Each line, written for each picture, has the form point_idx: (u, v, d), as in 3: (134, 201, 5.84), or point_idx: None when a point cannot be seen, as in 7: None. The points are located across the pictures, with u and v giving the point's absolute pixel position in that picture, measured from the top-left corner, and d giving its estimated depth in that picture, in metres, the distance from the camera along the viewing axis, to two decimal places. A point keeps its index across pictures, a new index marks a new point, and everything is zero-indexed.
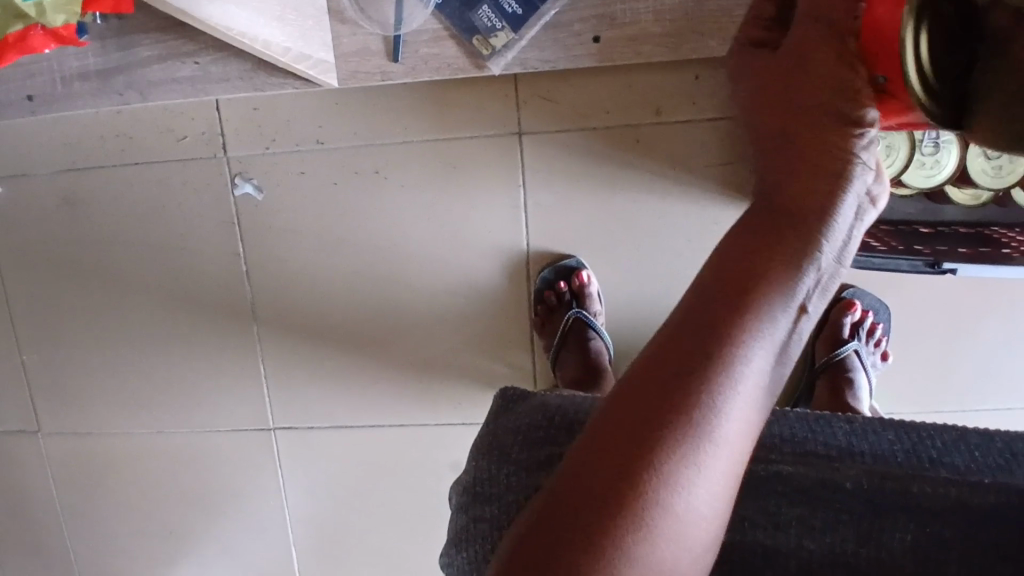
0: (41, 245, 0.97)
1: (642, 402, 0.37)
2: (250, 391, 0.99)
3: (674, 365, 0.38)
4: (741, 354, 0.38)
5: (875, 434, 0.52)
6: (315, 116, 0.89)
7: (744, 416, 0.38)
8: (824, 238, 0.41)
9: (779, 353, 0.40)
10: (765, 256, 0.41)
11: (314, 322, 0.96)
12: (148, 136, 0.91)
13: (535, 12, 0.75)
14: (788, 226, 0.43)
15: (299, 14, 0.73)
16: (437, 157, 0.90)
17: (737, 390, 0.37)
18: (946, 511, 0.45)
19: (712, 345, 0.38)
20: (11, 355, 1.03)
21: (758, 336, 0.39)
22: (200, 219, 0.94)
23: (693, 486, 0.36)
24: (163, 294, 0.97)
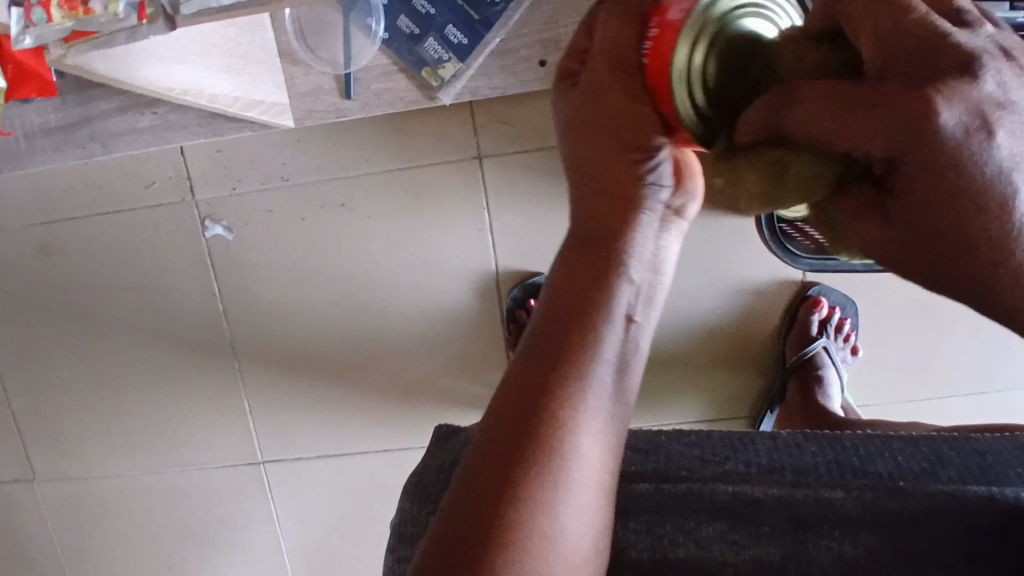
0: (22, 296, 0.99)
1: (499, 444, 0.38)
2: (235, 426, 1.01)
3: (521, 405, 0.39)
4: (584, 382, 0.39)
5: (798, 449, 0.54)
6: (278, 153, 0.91)
7: (597, 436, 0.39)
8: (647, 258, 0.42)
9: (620, 373, 0.41)
10: (584, 287, 0.41)
11: (293, 355, 0.98)
12: (117, 183, 0.93)
13: (480, 40, 0.76)
14: (597, 253, 0.41)
15: (248, 61, 0.74)
16: (401, 185, 0.91)
17: (584, 414, 0.39)
18: (865, 516, 0.45)
19: (554, 375, 0.39)
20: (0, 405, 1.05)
21: (596, 357, 0.40)
22: (174, 261, 0.95)
23: (559, 516, 0.37)
24: (144, 337, 0.99)
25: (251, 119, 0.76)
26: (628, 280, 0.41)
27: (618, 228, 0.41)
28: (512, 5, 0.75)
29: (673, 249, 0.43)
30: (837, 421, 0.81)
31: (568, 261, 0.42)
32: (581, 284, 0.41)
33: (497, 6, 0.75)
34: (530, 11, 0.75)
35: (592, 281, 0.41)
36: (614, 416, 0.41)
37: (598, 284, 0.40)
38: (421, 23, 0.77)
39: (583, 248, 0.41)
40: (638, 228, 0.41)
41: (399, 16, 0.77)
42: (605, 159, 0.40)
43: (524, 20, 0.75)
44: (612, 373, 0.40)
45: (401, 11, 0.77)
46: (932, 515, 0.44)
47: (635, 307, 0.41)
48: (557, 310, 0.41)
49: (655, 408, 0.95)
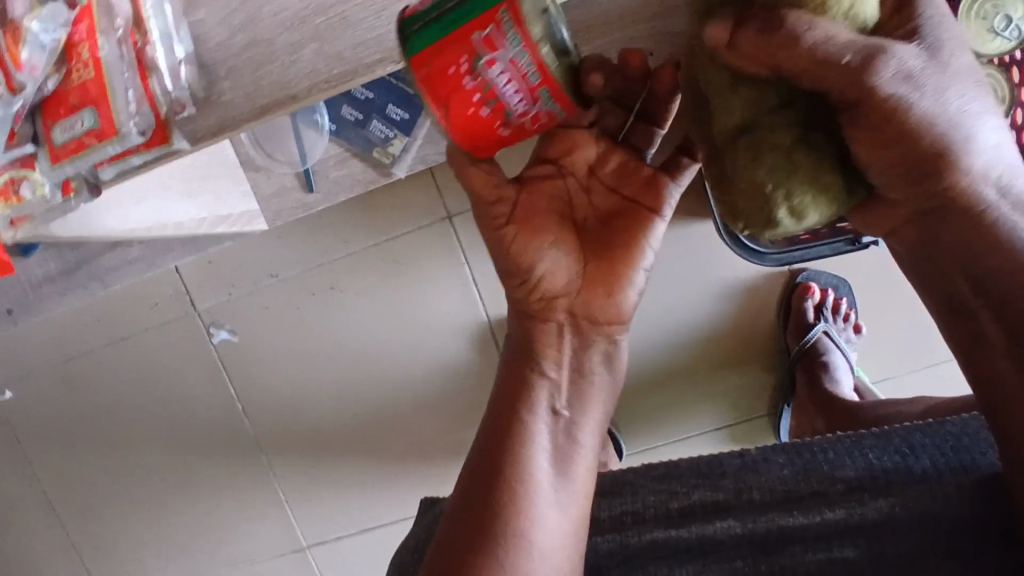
0: (57, 433, 1.04)
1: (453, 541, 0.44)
2: (275, 516, 1.04)
3: (468, 503, 0.45)
4: (522, 476, 0.44)
5: (767, 462, 0.53)
6: (264, 252, 0.96)
7: (550, 523, 0.44)
8: (564, 360, 0.47)
9: (562, 461, 0.46)
10: (512, 394, 0.47)
11: (315, 438, 1.01)
12: (123, 310, 0.99)
13: (420, 112, 0.81)
14: (520, 358, 0.47)
15: (210, 182, 0.78)
16: (381, 258, 0.95)
17: (529, 502, 0.44)
18: (837, 534, 0.46)
19: (496, 474, 0.45)
20: (59, 539, 1.10)
21: (530, 451, 0.45)
22: (189, 372, 1.00)
23: None
24: (176, 449, 1.03)
25: (225, 231, 0.82)
26: (547, 379, 0.47)
27: (528, 337, 0.47)
28: None
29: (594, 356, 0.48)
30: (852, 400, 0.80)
31: (507, 367, 0.48)
32: (513, 383, 0.47)
33: None
34: None
35: (517, 382, 0.47)
36: (565, 502, 0.45)
37: (521, 386, 0.46)
38: (363, 108, 0.81)
39: (514, 352, 0.48)
40: (544, 334, 0.47)
41: (342, 106, 0.81)
42: (505, 258, 0.46)
43: None
44: (551, 460, 0.46)
45: (344, 101, 0.81)
46: (904, 525, 0.44)
47: (563, 400, 0.47)
48: (500, 410, 0.47)
49: (673, 422, 0.95)
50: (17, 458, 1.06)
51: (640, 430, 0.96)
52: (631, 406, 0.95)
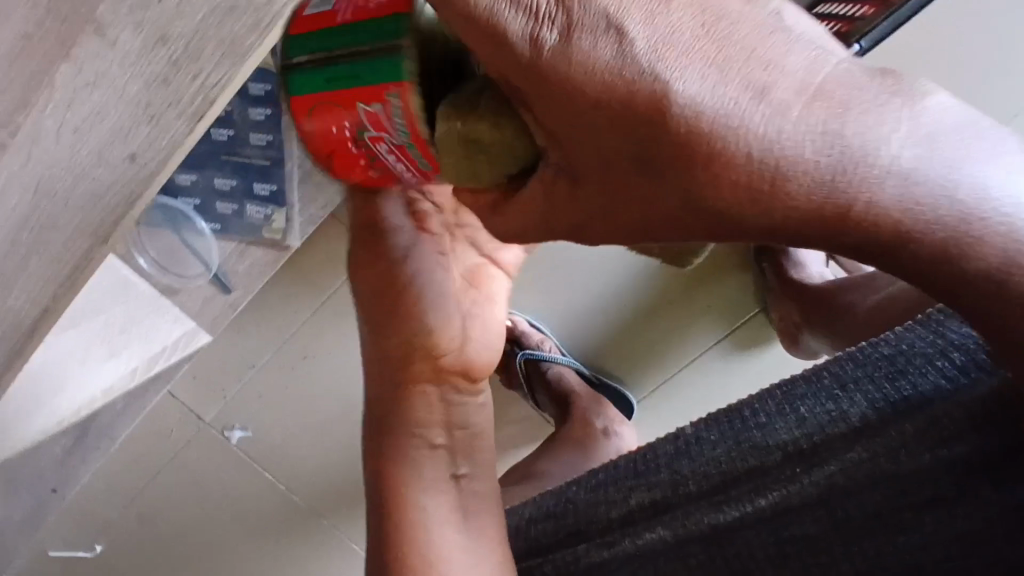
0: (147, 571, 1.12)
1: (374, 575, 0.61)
2: (359, 565, 1.10)
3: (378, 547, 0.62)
4: (421, 487, 0.63)
5: (704, 442, 0.62)
6: (234, 350, 0.99)
7: (460, 538, 0.61)
8: (438, 401, 0.66)
9: (458, 488, 0.64)
10: (394, 416, 0.65)
11: (359, 488, 1.06)
12: (145, 449, 1.04)
13: (284, 178, 0.79)
14: (395, 393, 0.66)
15: (125, 332, 0.77)
16: (335, 313, 0.96)
17: (441, 519, 0.62)
18: (778, 510, 0.52)
19: (402, 488, 0.63)
20: None
21: (423, 476, 0.63)
22: (227, 475, 1.06)
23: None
24: (250, 543, 1.10)
25: (162, 367, 0.80)
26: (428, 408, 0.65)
27: (397, 380, 0.66)
28: (285, 138, 0.77)
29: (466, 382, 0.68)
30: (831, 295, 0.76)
31: (383, 389, 0.66)
32: (394, 401, 0.66)
33: (275, 144, 0.78)
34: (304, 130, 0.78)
35: (397, 417, 0.65)
36: (471, 526, 0.63)
37: (405, 423, 0.65)
38: (233, 198, 0.80)
39: (387, 381, 0.66)
40: (412, 371, 0.66)
41: (215, 203, 0.81)
42: (375, 291, 0.67)
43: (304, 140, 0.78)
44: (449, 484, 0.64)
45: (214, 198, 0.81)
46: (849, 482, 0.49)
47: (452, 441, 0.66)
48: (385, 421, 0.65)
49: (669, 357, 0.91)
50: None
51: (641, 372, 0.93)
52: (622, 355, 0.92)
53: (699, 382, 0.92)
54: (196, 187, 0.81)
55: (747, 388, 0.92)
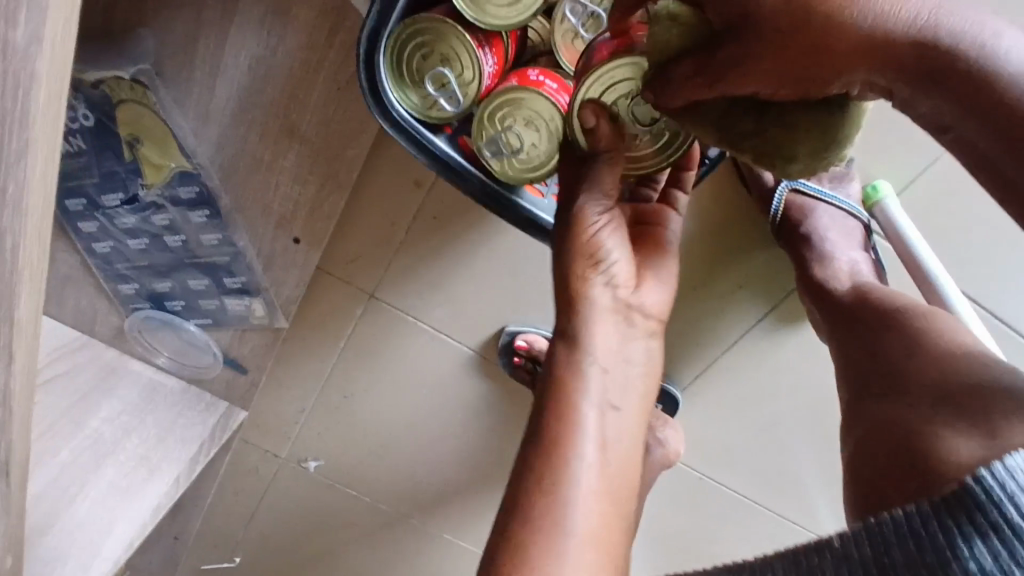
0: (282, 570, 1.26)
1: (498, 540, 0.49)
2: (456, 551, 1.16)
3: (517, 488, 0.50)
4: (573, 461, 0.49)
5: None
6: (281, 399, 1.02)
7: (593, 539, 0.48)
8: (614, 381, 0.53)
9: (606, 482, 0.50)
10: (565, 381, 0.52)
11: (433, 493, 1.09)
12: (242, 483, 1.14)
13: (249, 269, 0.75)
14: (559, 370, 0.52)
15: (161, 442, 0.83)
16: (357, 354, 0.94)
17: (578, 510, 0.48)
18: None
19: (548, 466, 0.49)
20: None
21: (578, 457, 0.50)
22: (317, 495, 1.14)
23: None
24: (356, 545, 1.19)
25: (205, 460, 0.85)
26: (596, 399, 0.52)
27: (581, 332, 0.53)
28: (232, 233, 0.72)
29: (638, 385, 0.55)
30: (874, 329, 0.55)
31: (557, 355, 0.53)
32: (573, 359, 0.52)
33: (225, 241, 0.73)
34: (246, 218, 0.72)
35: (565, 387, 0.52)
36: (595, 531, 0.49)
37: (572, 393, 0.51)
38: (211, 295, 0.79)
39: (559, 350, 0.53)
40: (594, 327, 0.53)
41: (199, 302, 0.80)
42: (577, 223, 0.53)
43: (250, 226, 0.72)
44: (599, 475, 0.50)
45: (196, 297, 0.80)
46: None
47: (613, 414, 0.52)
48: (554, 396, 0.52)
49: (701, 348, 0.82)
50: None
51: (679, 363, 0.84)
52: None
53: (744, 361, 0.82)
54: (175, 291, 0.79)
55: (803, 358, 0.81)
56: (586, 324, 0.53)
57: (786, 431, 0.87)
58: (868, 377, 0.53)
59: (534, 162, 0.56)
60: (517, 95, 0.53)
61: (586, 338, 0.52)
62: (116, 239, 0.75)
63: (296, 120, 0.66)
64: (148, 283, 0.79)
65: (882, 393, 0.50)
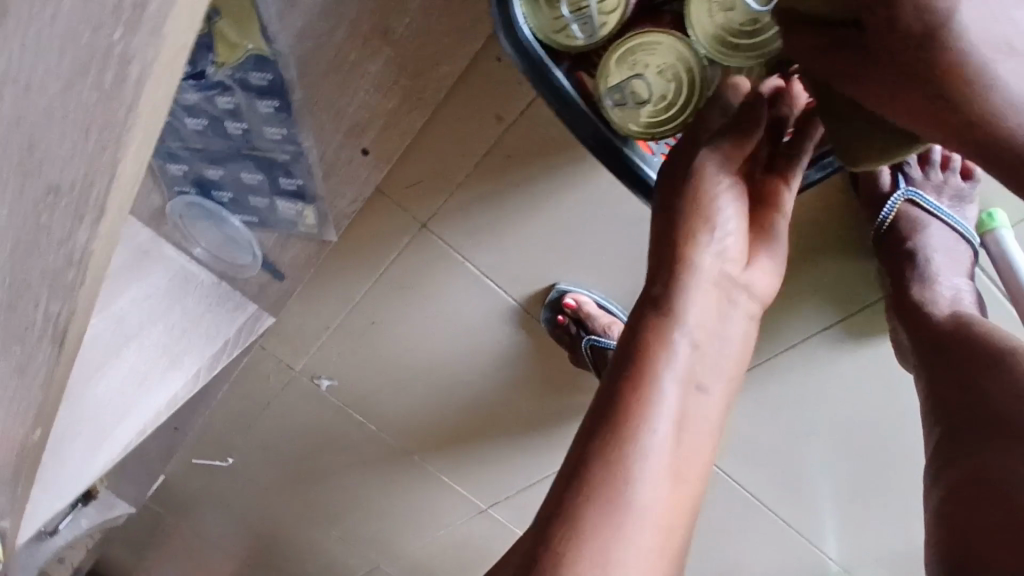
0: (273, 480, 1.26)
1: (571, 468, 0.48)
2: (451, 495, 1.16)
3: (590, 432, 0.49)
4: (649, 416, 0.48)
5: None
6: (305, 316, 0.98)
7: (657, 496, 0.47)
8: (707, 340, 0.51)
9: (681, 445, 0.49)
10: (656, 332, 0.50)
11: (441, 437, 1.07)
12: (249, 390, 1.13)
13: (308, 173, 0.71)
14: (649, 323, 0.50)
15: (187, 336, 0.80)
16: (392, 284, 0.90)
17: (646, 464, 0.47)
18: None
19: (621, 419, 0.48)
20: (323, 540, 1.37)
21: (657, 414, 0.48)
22: (322, 416, 1.12)
23: (615, 541, 0.45)
24: (352, 470, 1.19)
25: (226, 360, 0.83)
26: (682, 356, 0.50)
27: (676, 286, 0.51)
28: (296, 132, 0.68)
29: (729, 352, 0.52)
30: (966, 370, 0.53)
31: (643, 308, 0.51)
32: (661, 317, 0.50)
33: (289, 138, 0.69)
34: (314, 121, 0.68)
35: (652, 337, 0.50)
36: (660, 489, 0.47)
37: (657, 342, 0.50)
38: (263, 193, 0.75)
39: (647, 305, 0.51)
40: (693, 280, 0.50)
41: (248, 198, 0.76)
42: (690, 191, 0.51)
43: (317, 128, 0.68)
44: (674, 433, 0.49)
45: (245, 193, 0.76)
46: None
47: (699, 376, 0.50)
48: (638, 349, 0.50)
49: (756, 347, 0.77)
50: (262, 501, 1.32)
51: None
52: None
53: (798, 368, 0.78)
54: (224, 181, 0.76)
55: (861, 379, 0.76)
56: (688, 276, 0.51)
57: (818, 446, 0.84)
58: (959, 434, 0.52)
59: (660, 116, 0.53)
60: (653, 38, 0.51)
61: (683, 292, 0.50)
62: (174, 114, 0.70)
63: (391, 23, 0.63)
64: (198, 167, 0.75)
65: (987, 441, 0.49)
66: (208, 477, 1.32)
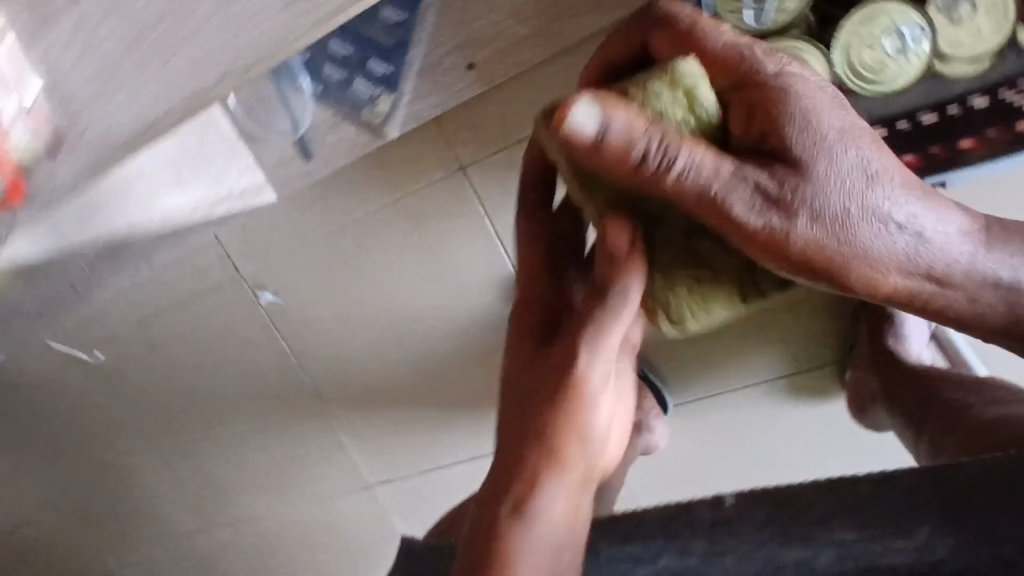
0: (147, 389, 1.14)
1: (516, 443, 0.61)
2: (345, 459, 1.11)
3: (527, 421, 0.61)
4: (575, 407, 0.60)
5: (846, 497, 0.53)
6: (290, 219, 0.95)
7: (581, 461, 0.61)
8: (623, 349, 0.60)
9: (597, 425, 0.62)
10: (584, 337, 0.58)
11: (367, 390, 1.05)
12: (175, 280, 1.03)
13: (404, 64, 0.74)
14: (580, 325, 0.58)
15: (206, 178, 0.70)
16: (404, 214, 0.91)
17: (569, 442, 0.60)
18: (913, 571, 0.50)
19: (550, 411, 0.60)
20: (170, 473, 1.24)
21: (584, 403, 0.60)
22: (247, 332, 1.05)
23: (552, 491, 0.60)
24: (249, 402, 1.11)
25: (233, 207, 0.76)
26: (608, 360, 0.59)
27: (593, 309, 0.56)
28: (417, 19, 0.72)
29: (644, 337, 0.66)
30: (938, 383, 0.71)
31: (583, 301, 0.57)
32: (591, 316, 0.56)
33: (405, 24, 0.72)
34: (437, 22, 0.72)
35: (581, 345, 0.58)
36: (587, 454, 0.62)
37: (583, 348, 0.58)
38: (345, 67, 0.75)
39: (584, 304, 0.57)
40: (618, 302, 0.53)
41: (324, 66, 0.74)
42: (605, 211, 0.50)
43: (436, 29, 0.72)
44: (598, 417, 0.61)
45: (324, 60, 0.74)
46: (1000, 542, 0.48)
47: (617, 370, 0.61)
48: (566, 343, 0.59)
49: (713, 376, 0.87)
50: (123, 410, 1.19)
51: (688, 379, 0.88)
52: (679, 357, 0.86)
53: (738, 409, 0.88)
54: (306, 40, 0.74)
55: (784, 432, 0.88)
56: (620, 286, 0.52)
57: (723, 486, 0.94)
58: (937, 426, 0.68)
59: None
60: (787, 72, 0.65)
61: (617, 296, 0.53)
62: None
63: None
64: None
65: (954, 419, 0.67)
66: (66, 368, 1.16)
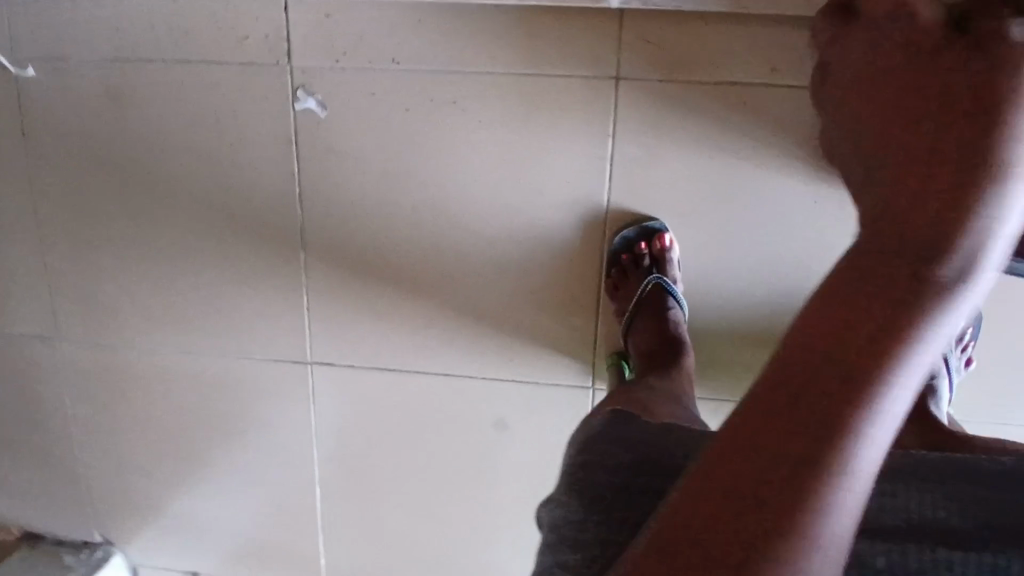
0: (80, 138, 0.90)
1: (773, 392, 0.38)
2: (293, 321, 0.94)
3: (798, 362, 0.38)
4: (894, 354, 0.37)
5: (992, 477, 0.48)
6: (393, 32, 0.81)
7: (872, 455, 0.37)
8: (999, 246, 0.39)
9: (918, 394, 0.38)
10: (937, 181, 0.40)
11: (368, 256, 0.90)
12: (204, 32, 0.83)
13: None
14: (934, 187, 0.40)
15: None
16: (527, 93, 0.81)
17: (867, 422, 0.36)
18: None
19: (847, 362, 0.37)
20: (36, 253, 0.96)
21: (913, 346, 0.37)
22: (255, 130, 0.86)
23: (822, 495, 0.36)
24: (207, 209, 0.90)
25: None
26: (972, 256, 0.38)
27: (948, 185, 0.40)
28: None
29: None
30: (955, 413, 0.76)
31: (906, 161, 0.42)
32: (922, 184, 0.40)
33: None
34: None
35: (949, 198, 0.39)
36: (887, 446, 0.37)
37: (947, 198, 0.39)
38: None
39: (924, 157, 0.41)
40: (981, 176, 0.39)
41: None
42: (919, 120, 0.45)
43: None
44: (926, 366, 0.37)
45: None
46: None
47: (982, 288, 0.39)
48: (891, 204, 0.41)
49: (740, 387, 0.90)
50: (30, 148, 0.91)
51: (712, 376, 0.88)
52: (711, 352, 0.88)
53: None
54: None
55: None
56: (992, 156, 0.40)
57: None
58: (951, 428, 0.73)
59: None
60: None
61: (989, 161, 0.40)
62: None
63: None
64: None
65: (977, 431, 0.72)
66: None
